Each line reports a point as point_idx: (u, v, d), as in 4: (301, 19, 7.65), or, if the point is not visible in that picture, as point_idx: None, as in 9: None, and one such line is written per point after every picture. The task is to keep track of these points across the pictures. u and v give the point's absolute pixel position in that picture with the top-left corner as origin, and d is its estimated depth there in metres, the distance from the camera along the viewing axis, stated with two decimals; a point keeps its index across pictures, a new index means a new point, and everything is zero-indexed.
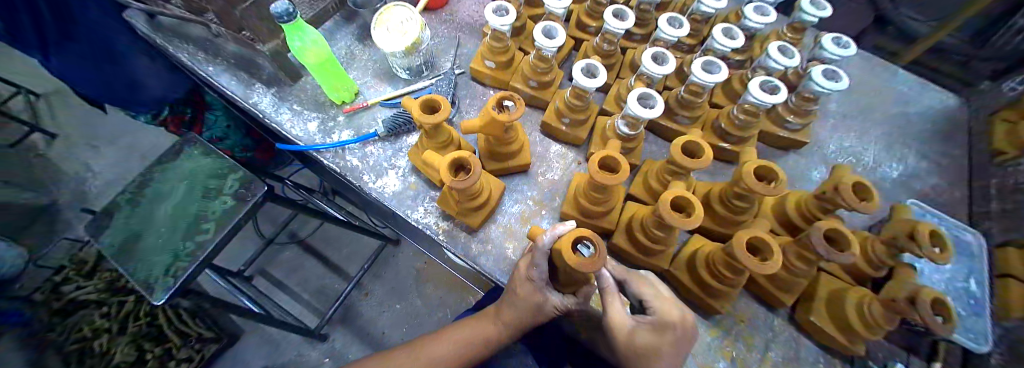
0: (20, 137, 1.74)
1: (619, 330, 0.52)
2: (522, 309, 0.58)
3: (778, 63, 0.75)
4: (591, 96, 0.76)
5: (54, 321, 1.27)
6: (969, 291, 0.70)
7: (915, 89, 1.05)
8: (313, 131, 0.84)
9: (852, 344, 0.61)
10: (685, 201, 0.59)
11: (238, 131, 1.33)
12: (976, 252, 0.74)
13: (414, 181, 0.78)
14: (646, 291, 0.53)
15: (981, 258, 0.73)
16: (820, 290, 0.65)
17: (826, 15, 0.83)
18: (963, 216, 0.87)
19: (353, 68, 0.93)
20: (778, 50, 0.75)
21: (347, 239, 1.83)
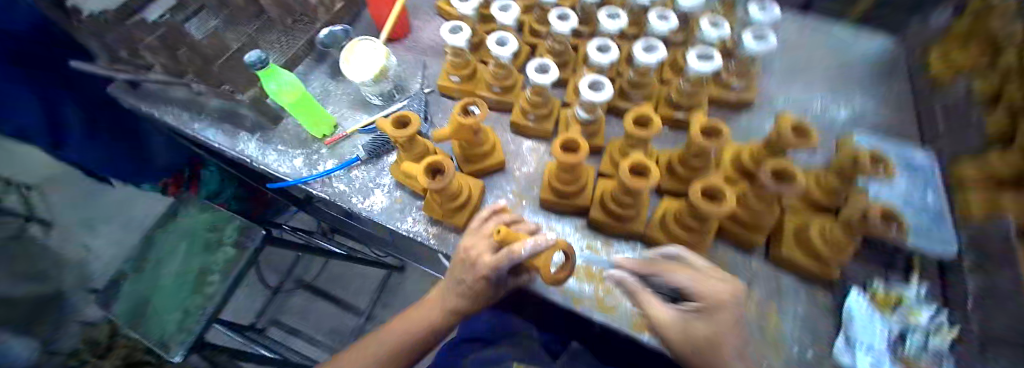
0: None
1: (673, 327, 0.52)
2: (485, 293, 0.61)
3: (710, 34, 0.81)
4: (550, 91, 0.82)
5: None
6: (925, 204, 0.75)
7: (850, 36, 1.14)
8: (299, 166, 0.89)
9: (824, 269, 0.65)
10: (644, 166, 0.64)
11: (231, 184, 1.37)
12: (928, 166, 0.80)
13: (399, 195, 0.83)
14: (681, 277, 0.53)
15: (932, 170, 0.79)
16: (786, 225, 0.69)
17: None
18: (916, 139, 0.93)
19: (329, 102, 0.99)
20: (709, 23, 0.82)
21: (354, 275, 1.86)
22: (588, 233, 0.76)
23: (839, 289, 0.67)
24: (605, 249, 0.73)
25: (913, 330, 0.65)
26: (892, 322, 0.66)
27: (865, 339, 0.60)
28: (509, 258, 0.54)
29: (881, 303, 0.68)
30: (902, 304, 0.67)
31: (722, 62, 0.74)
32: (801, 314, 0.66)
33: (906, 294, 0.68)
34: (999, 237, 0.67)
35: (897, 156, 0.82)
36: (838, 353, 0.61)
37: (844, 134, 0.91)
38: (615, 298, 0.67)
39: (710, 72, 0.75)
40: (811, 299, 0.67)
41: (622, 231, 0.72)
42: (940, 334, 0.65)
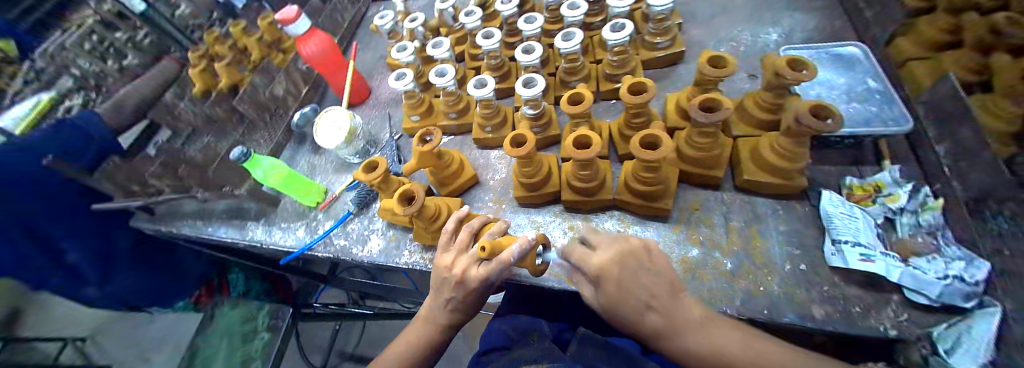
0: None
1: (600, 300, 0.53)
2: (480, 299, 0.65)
3: (617, 7, 0.89)
4: (496, 101, 0.91)
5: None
6: (868, 90, 0.80)
7: None
8: (302, 235, 0.98)
9: (790, 179, 0.68)
10: (588, 138, 0.70)
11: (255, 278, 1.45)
12: (857, 57, 0.87)
13: (392, 234, 0.89)
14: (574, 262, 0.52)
15: (863, 60, 0.86)
16: (742, 152, 0.73)
17: None
18: (851, 36, 0.96)
19: (317, 174, 1.10)
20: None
21: (390, 333, 1.88)
22: (567, 215, 0.80)
23: (814, 196, 0.70)
24: (586, 225, 0.77)
25: (900, 213, 0.65)
26: (876, 211, 0.66)
27: (848, 236, 0.61)
28: (498, 267, 0.56)
29: (860, 196, 0.69)
30: (881, 192, 0.68)
31: (633, 27, 0.81)
32: (784, 229, 0.67)
33: (882, 180, 0.69)
34: (948, 98, 0.69)
35: (826, 59, 0.90)
36: (829, 258, 0.61)
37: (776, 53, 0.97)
38: None
39: (626, 41, 0.82)
40: (788, 212, 0.69)
41: (595, 205, 0.76)
42: (928, 209, 0.63)
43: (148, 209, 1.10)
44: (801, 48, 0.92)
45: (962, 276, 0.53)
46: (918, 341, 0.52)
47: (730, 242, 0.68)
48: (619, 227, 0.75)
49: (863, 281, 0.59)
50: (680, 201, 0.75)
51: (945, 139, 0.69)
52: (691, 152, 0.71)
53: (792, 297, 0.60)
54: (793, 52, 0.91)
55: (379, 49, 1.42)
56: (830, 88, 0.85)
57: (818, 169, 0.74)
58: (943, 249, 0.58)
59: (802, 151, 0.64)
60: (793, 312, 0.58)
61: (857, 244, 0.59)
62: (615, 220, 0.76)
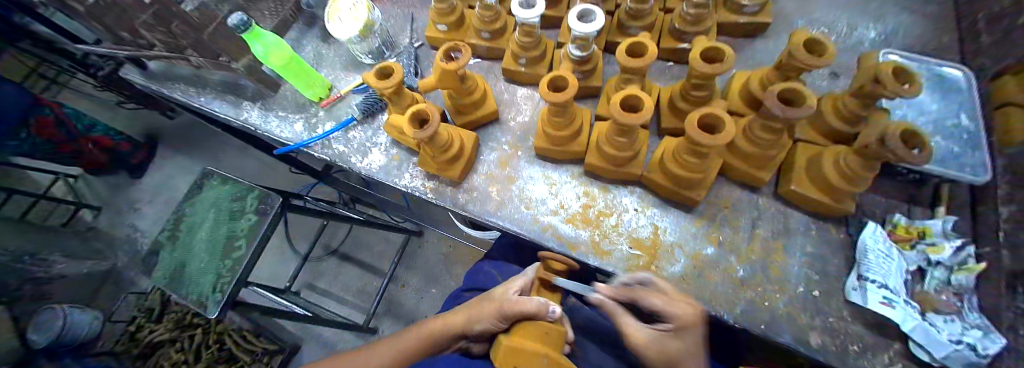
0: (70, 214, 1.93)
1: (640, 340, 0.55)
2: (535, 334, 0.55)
3: None
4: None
5: (137, 365, 1.50)
6: (957, 126, 0.72)
7: None
8: (299, 130, 0.91)
9: (837, 202, 0.62)
10: (639, 100, 0.61)
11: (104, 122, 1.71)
12: (963, 85, 0.77)
13: (396, 153, 0.83)
14: (656, 303, 0.53)
15: (969, 90, 0.76)
16: (800, 161, 0.66)
17: None
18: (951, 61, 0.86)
19: (323, 66, 0.99)
20: None
21: (376, 240, 1.90)
22: (589, 180, 0.73)
23: (855, 225, 0.64)
24: (602, 195, 0.72)
25: (934, 266, 0.59)
26: (910, 257, 0.61)
27: (877, 276, 0.56)
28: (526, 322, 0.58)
29: (899, 238, 0.62)
30: (925, 238, 0.61)
31: None
32: (810, 251, 0.63)
33: (930, 226, 0.62)
34: None
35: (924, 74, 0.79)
36: (849, 293, 0.58)
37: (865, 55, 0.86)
38: (612, 242, 0.67)
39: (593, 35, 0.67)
40: (821, 234, 0.65)
41: (620, 175, 0.70)
42: (964, 269, 0.58)
43: (139, 63, 1.09)
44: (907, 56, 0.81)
45: (973, 346, 0.51)
46: None
47: (749, 249, 0.64)
48: (637, 205, 0.70)
49: (870, 320, 0.57)
50: (711, 194, 0.70)
51: (1012, 201, 0.63)
52: (744, 147, 0.63)
53: (795, 319, 0.58)
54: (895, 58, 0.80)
55: None
56: (915, 110, 0.76)
57: (868, 199, 0.68)
58: (966, 313, 0.55)
59: (869, 175, 0.56)
60: (789, 332, 0.57)
61: (882, 286, 0.55)
62: (635, 198, 0.71)
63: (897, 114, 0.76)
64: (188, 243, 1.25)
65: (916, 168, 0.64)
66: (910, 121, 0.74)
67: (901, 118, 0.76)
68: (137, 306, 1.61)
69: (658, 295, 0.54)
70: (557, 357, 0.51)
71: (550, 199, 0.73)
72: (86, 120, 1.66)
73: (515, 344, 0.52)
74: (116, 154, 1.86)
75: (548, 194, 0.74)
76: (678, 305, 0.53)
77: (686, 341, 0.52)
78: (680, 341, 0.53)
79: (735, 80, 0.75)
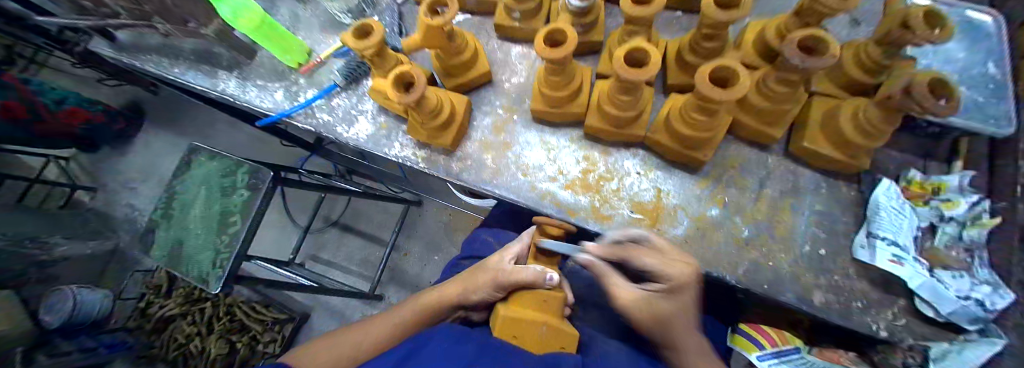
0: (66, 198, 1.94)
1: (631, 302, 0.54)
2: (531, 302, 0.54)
3: None
4: None
5: (153, 338, 1.55)
6: (983, 73, 0.67)
7: None
8: (281, 99, 0.85)
9: (851, 158, 0.59)
10: (644, 54, 0.55)
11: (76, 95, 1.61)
12: (996, 27, 0.71)
13: (384, 121, 0.78)
14: (649, 262, 0.50)
15: (1002, 32, 0.70)
16: (814, 116, 0.61)
17: None
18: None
19: (300, 28, 0.92)
20: None
21: (376, 211, 1.89)
22: (589, 143, 0.69)
23: (867, 182, 0.61)
24: (603, 159, 0.69)
25: (947, 221, 0.56)
26: (922, 213, 0.58)
27: (888, 233, 0.55)
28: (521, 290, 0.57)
29: (913, 194, 0.60)
30: (939, 194, 0.59)
31: None
32: (819, 211, 0.61)
33: (948, 181, 0.58)
34: None
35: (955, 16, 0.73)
36: (856, 252, 0.57)
37: None
38: (612, 208, 0.64)
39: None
40: (831, 192, 0.62)
41: (621, 138, 0.66)
42: (977, 224, 0.55)
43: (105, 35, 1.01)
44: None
45: (981, 302, 0.51)
46: (906, 350, 0.54)
47: (755, 210, 0.62)
48: (640, 168, 0.67)
49: (877, 279, 0.56)
50: (718, 154, 0.66)
51: None
52: (756, 102, 0.59)
53: (799, 279, 0.57)
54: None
55: None
56: (940, 58, 0.70)
57: (883, 154, 0.65)
58: (975, 268, 0.54)
59: (889, 129, 0.52)
60: (793, 292, 0.56)
61: (892, 244, 0.54)
62: (637, 160, 0.68)
63: (921, 63, 0.70)
64: (182, 221, 1.23)
65: (938, 121, 0.60)
66: (938, 71, 0.68)
67: (927, 67, 0.70)
68: (145, 284, 1.64)
69: (651, 254, 0.52)
70: (555, 323, 0.51)
71: (548, 165, 0.69)
72: (53, 94, 1.52)
73: (514, 314, 0.51)
74: (91, 126, 1.76)
75: (545, 160, 0.70)
76: (670, 264, 0.50)
77: (680, 301, 0.51)
78: (672, 301, 0.51)
79: (749, 29, 0.68)
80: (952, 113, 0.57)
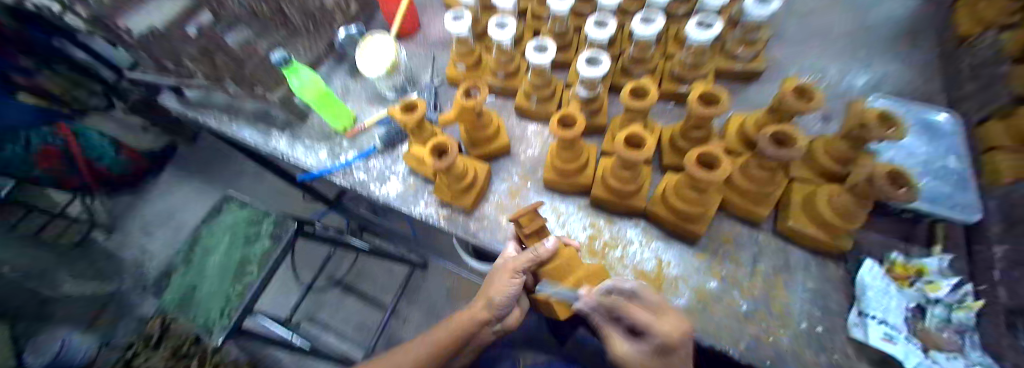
0: (81, 234, 1.95)
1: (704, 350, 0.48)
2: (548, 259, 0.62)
3: (639, 33, 0.81)
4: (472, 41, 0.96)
5: None
6: (946, 167, 0.76)
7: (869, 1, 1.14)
8: (323, 158, 0.97)
9: (835, 238, 0.65)
10: (642, 139, 0.66)
11: (112, 155, 1.90)
12: (949, 130, 0.82)
13: (413, 181, 0.88)
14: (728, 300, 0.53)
15: (955, 134, 0.81)
16: (796, 198, 0.69)
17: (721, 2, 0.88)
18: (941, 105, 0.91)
19: (350, 100, 1.08)
20: (594, 27, 0.86)
21: (379, 271, 1.92)
22: (596, 211, 0.77)
23: (854, 262, 0.66)
24: (608, 227, 0.76)
25: (934, 303, 0.60)
26: (909, 294, 0.62)
27: (877, 311, 0.59)
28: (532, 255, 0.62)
29: (899, 276, 0.64)
30: (923, 277, 0.63)
31: (662, 25, 0.79)
32: (811, 288, 0.65)
33: (928, 265, 0.64)
34: None
35: (912, 119, 0.85)
36: (850, 329, 0.59)
37: (854, 101, 0.93)
38: (618, 274, 0.69)
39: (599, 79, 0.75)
40: (821, 270, 0.67)
41: (625, 208, 0.74)
42: (964, 307, 0.60)
43: (178, 93, 1.19)
44: (892, 102, 0.87)
45: None
46: None
47: (751, 285, 0.66)
48: (642, 238, 0.74)
49: (877, 359, 0.57)
50: (712, 229, 0.73)
51: (1008, 241, 0.65)
52: (742, 184, 0.67)
53: (800, 356, 0.58)
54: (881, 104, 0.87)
55: None
56: (905, 153, 0.80)
57: (866, 237, 0.71)
58: (967, 352, 0.56)
59: (861, 213, 0.59)
60: None
61: (882, 322, 0.58)
62: (639, 230, 0.75)
63: (889, 157, 0.80)
64: (197, 268, 1.25)
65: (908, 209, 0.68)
66: (898, 163, 0.78)
67: (890, 160, 0.80)
68: None
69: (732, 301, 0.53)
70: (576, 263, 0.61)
71: (559, 230, 0.76)
72: (94, 153, 1.82)
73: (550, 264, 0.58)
74: (110, 184, 2.01)
75: (556, 225, 0.77)
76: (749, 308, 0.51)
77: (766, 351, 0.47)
78: None
79: (732, 122, 0.81)
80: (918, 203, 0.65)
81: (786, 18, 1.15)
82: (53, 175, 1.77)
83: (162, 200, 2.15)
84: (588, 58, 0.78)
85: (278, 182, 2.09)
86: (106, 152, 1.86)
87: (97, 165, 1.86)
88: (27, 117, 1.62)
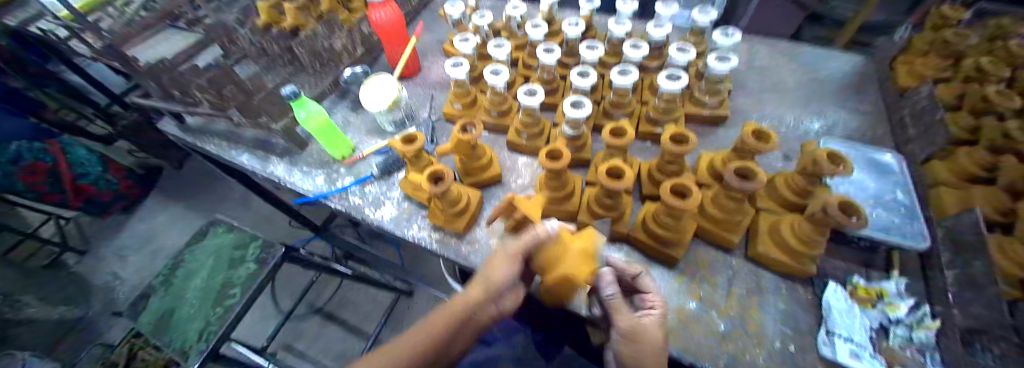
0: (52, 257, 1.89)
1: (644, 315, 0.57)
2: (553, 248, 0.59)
3: (617, 82, 0.92)
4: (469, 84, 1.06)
5: None
6: (895, 200, 0.84)
7: (818, 59, 1.31)
8: (320, 183, 1.01)
9: (800, 264, 0.70)
10: (622, 170, 0.73)
11: (98, 171, 1.83)
12: (895, 168, 0.92)
13: (407, 206, 0.92)
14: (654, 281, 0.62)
15: (900, 172, 0.90)
16: (763, 227, 0.76)
17: (689, 57, 0.98)
18: (888, 146, 1.02)
19: (350, 131, 1.14)
20: (578, 75, 0.97)
21: (363, 299, 1.87)
22: (582, 237, 0.82)
23: (820, 286, 0.71)
24: (594, 251, 0.80)
25: (896, 323, 0.65)
26: (873, 315, 0.67)
27: (842, 331, 0.64)
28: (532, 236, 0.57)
29: (863, 297, 0.69)
30: (883, 299, 0.69)
31: (638, 77, 0.90)
32: (783, 310, 0.69)
33: (887, 288, 0.70)
34: (967, 229, 0.71)
35: (861, 159, 0.95)
36: (820, 348, 0.62)
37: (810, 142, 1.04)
38: None
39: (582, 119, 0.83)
40: (791, 293, 0.71)
41: (609, 234, 0.79)
42: (924, 326, 0.65)
43: (179, 119, 1.23)
44: (842, 144, 0.98)
45: None
46: None
47: (727, 306, 0.70)
48: (625, 262, 0.78)
49: None
50: (690, 255, 0.78)
51: (955, 266, 0.71)
52: (714, 213, 0.74)
53: None
54: (832, 146, 0.97)
55: (439, 33, 1.49)
56: (858, 188, 0.89)
57: (830, 262, 0.76)
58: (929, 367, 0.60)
59: (819, 240, 0.66)
60: None
61: (847, 340, 0.63)
62: (622, 254, 0.79)
63: (845, 192, 0.88)
64: (178, 289, 1.23)
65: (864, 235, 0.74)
66: (851, 196, 0.86)
67: (845, 194, 0.88)
68: None
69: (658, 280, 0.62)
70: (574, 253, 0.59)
71: None
72: (81, 169, 1.76)
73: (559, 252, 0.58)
74: (95, 204, 1.91)
75: None
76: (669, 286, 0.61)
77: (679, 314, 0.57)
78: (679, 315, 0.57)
79: (704, 158, 0.89)
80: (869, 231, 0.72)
81: (748, 71, 1.30)
82: (36, 190, 1.67)
83: (141, 224, 2.09)
84: (573, 101, 0.87)
85: (265, 209, 2.08)
86: (88, 168, 1.79)
87: (80, 182, 1.78)
88: (23, 130, 1.58)
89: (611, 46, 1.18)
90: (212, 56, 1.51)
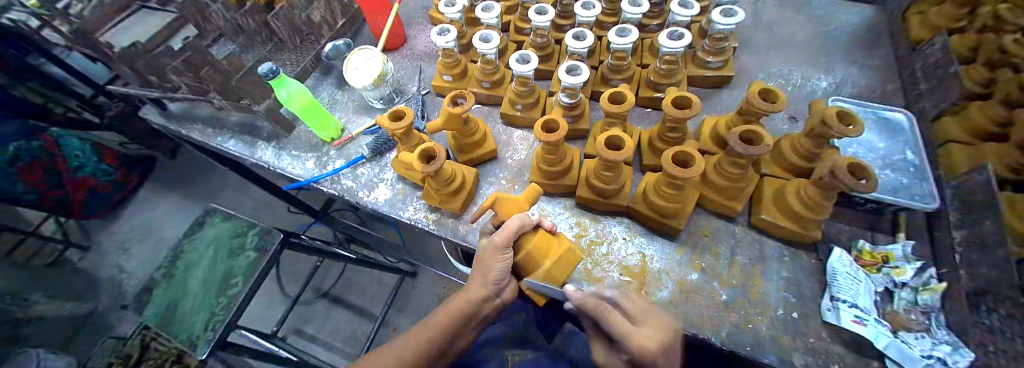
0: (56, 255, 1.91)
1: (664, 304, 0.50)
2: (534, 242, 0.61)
3: (616, 43, 0.86)
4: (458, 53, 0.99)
5: None
6: (904, 160, 0.81)
7: (828, 11, 1.22)
8: (310, 167, 0.98)
9: (806, 229, 0.68)
10: (621, 140, 0.69)
11: (92, 160, 1.79)
12: (905, 126, 0.88)
13: (401, 187, 0.89)
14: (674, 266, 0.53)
15: (911, 130, 0.86)
16: (767, 193, 0.73)
17: (692, 13, 0.92)
18: (899, 104, 0.98)
19: (337, 110, 1.09)
20: (573, 38, 0.90)
21: (368, 281, 1.89)
22: (581, 211, 0.80)
23: (824, 252, 0.70)
24: (593, 225, 0.78)
25: (900, 287, 0.64)
26: (878, 280, 0.66)
27: (847, 296, 0.62)
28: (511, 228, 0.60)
29: (867, 262, 0.68)
30: (889, 262, 0.67)
31: (637, 37, 0.84)
32: (785, 277, 0.68)
33: (894, 251, 0.68)
34: (978, 188, 0.69)
35: (871, 118, 0.91)
36: (824, 314, 0.62)
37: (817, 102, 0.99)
38: (603, 270, 0.71)
39: (579, 86, 0.78)
40: (794, 260, 0.70)
41: (608, 207, 0.77)
42: (928, 289, 0.64)
43: (160, 106, 1.18)
44: (852, 102, 0.93)
45: (943, 360, 0.55)
46: None
47: (730, 275, 0.69)
48: (626, 234, 0.76)
49: (849, 341, 0.60)
50: (692, 224, 0.76)
51: (964, 226, 0.69)
52: (718, 181, 0.71)
53: (777, 340, 0.61)
54: (842, 105, 0.93)
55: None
56: (867, 149, 0.85)
57: (833, 226, 0.75)
58: (932, 329, 0.59)
59: (827, 204, 0.63)
60: (774, 354, 0.59)
61: (852, 306, 0.60)
62: (622, 227, 0.77)
63: (853, 153, 0.85)
64: (182, 281, 1.24)
65: (872, 198, 0.72)
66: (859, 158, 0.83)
67: (853, 155, 0.85)
68: None
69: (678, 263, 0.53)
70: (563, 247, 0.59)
71: None
72: (76, 161, 1.71)
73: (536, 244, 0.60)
74: (94, 194, 1.89)
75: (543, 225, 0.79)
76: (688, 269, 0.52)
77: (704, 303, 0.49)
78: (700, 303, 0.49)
79: (707, 123, 0.85)
80: (878, 193, 0.69)
81: (754, 27, 1.22)
82: (36, 189, 1.59)
83: (141, 216, 2.09)
84: (569, 67, 0.82)
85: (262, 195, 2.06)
86: (83, 159, 1.75)
87: (79, 174, 1.75)
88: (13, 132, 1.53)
89: (607, 5, 1.10)
90: (186, 36, 1.42)
